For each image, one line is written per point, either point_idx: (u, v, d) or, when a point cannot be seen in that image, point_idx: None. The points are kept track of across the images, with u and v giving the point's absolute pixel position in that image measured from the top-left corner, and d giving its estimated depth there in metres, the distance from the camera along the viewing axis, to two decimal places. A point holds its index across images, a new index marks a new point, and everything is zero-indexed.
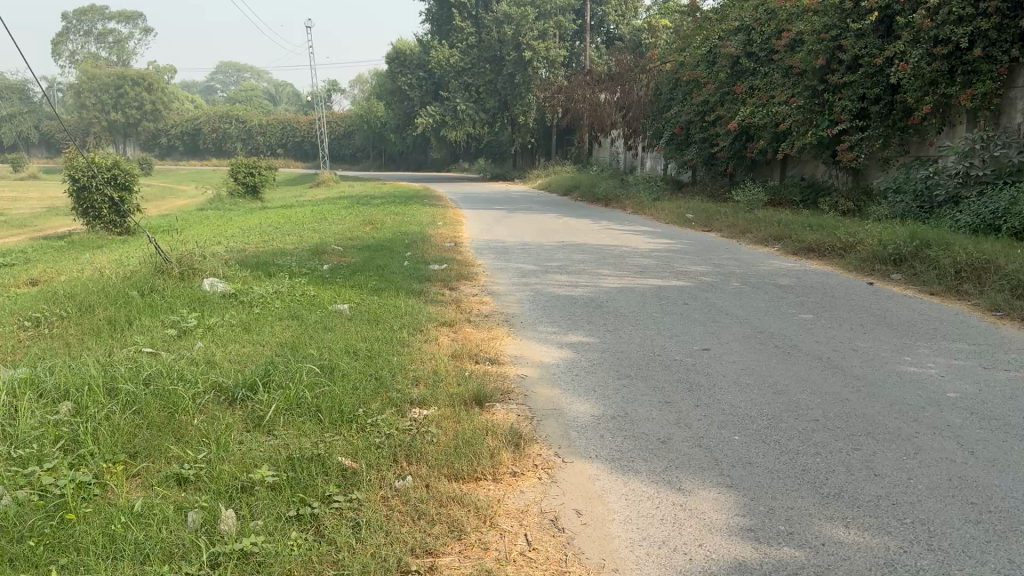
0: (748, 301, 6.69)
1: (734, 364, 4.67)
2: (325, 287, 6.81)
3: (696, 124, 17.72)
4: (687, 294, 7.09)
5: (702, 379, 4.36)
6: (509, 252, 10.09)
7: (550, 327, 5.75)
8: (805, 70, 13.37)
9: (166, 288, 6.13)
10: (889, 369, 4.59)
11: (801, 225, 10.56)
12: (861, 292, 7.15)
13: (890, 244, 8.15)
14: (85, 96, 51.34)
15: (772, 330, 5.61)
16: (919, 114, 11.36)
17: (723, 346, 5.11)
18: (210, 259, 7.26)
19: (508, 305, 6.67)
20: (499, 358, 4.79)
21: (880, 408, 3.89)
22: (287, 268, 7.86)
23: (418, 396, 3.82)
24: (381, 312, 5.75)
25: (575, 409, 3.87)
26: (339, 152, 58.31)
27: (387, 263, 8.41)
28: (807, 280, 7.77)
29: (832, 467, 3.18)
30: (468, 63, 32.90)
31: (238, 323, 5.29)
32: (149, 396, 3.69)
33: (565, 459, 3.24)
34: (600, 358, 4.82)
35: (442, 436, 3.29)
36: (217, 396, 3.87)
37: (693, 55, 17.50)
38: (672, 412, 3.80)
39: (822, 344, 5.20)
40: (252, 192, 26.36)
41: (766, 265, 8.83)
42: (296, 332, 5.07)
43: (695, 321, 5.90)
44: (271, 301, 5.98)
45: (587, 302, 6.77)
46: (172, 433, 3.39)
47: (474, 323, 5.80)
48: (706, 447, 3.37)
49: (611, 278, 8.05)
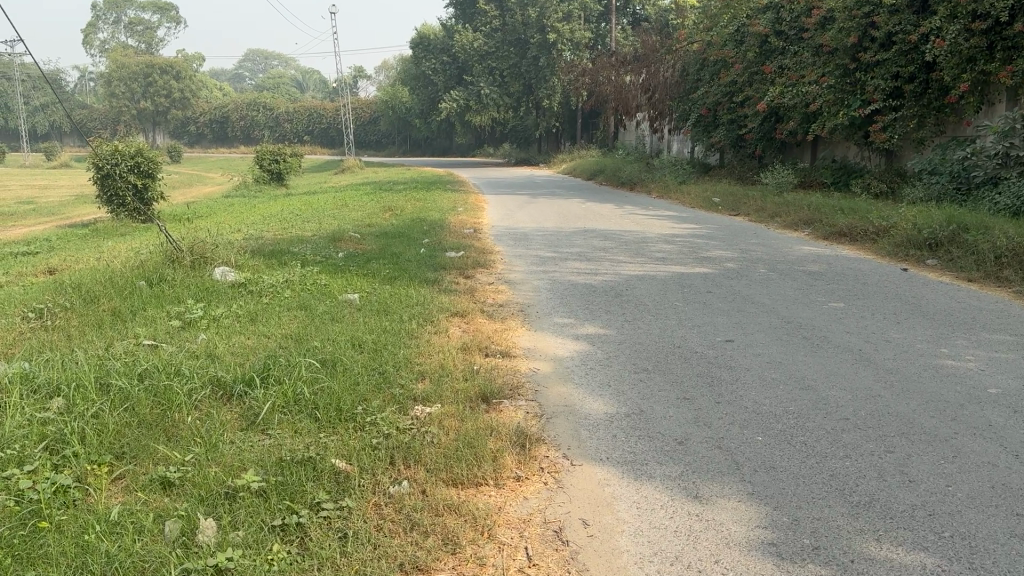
0: (775, 289, 6.41)
1: (759, 357, 4.43)
2: (338, 276, 6.64)
3: (723, 105, 17.35)
4: (711, 281, 6.83)
5: (724, 374, 4.12)
6: (530, 238, 9.87)
7: (566, 317, 5.55)
8: (836, 48, 12.97)
9: (175, 277, 6.00)
10: (925, 363, 4.32)
11: (832, 209, 10.23)
12: (894, 279, 6.86)
13: (925, 228, 7.83)
14: (115, 85, 51.81)
15: (800, 319, 5.34)
16: (956, 92, 10.96)
17: (746, 337, 4.87)
18: (222, 248, 7.12)
19: (525, 293, 6.47)
20: (511, 352, 4.60)
21: (914, 406, 3.64)
22: (302, 257, 7.72)
23: (422, 393, 3.64)
24: (392, 302, 5.58)
25: (588, 407, 3.66)
26: (365, 138, 58.31)
27: (403, 251, 8.24)
28: (838, 266, 7.48)
29: (862, 473, 2.95)
30: (493, 46, 32.60)
31: (244, 314, 5.14)
32: (142, 393, 3.53)
33: (573, 461, 3.04)
34: (617, 351, 4.61)
35: (443, 437, 3.11)
36: (214, 391, 3.71)
37: (720, 34, 17.09)
38: (691, 409, 3.58)
39: (853, 335, 4.94)
40: (277, 178, 26.32)
41: (794, 251, 8.54)
42: (302, 323, 4.92)
43: (718, 310, 5.65)
44: (281, 291, 5.83)
45: (606, 290, 6.55)
46: (162, 433, 3.23)
47: (487, 313, 5.62)
48: (726, 450, 3.14)
49: (633, 266, 7.80)
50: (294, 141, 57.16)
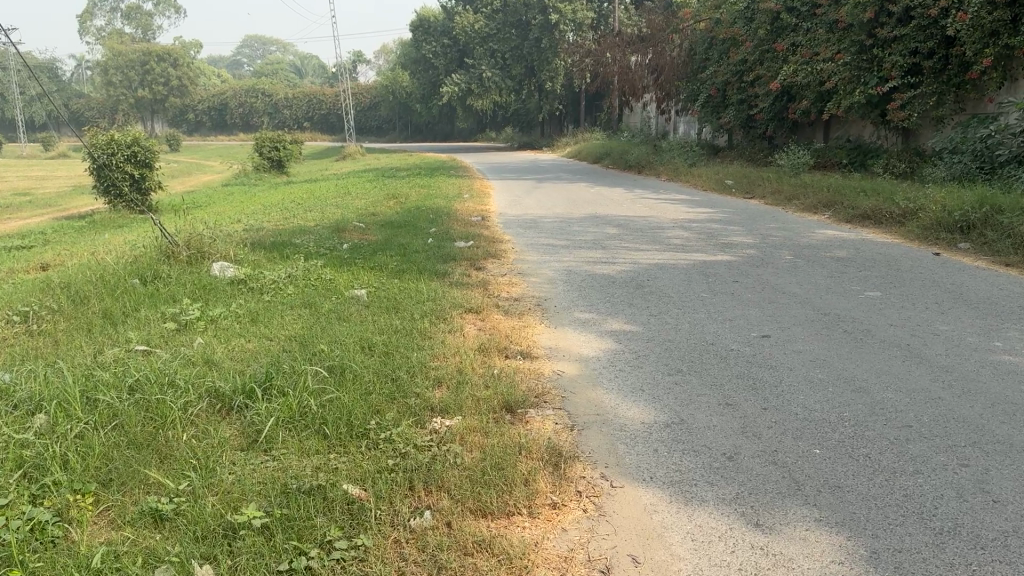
0: (805, 277, 6.06)
1: (801, 354, 4.09)
2: (343, 270, 6.32)
3: (733, 85, 16.94)
4: (736, 269, 6.49)
5: (765, 375, 3.79)
6: (539, 226, 9.53)
7: (587, 312, 5.22)
8: (851, 23, 12.55)
9: (171, 274, 5.68)
10: (982, 359, 3.98)
11: (853, 191, 9.86)
12: (928, 264, 6.50)
13: (956, 210, 7.46)
14: (112, 74, 51.33)
15: (838, 311, 5.00)
16: (978, 68, 10.57)
17: (784, 331, 4.53)
18: (221, 241, 6.79)
19: (540, 286, 6.14)
20: (532, 352, 4.28)
21: (981, 409, 3.30)
22: (304, 249, 7.39)
23: (440, 402, 3.32)
24: (402, 298, 5.27)
25: (623, 415, 3.34)
26: (365, 124, 57.74)
27: (410, 241, 7.92)
28: (867, 252, 7.13)
29: (939, 491, 2.62)
30: (494, 28, 32.13)
31: (244, 313, 4.81)
32: (134, 410, 3.23)
33: (613, 483, 2.72)
34: (646, 350, 4.27)
35: (467, 457, 2.80)
36: (212, 404, 3.40)
37: (729, 11, 16.64)
38: (736, 418, 3.26)
39: (897, 328, 4.59)
40: (277, 166, 25.94)
41: (817, 235, 8.18)
42: (307, 324, 4.61)
43: (748, 302, 5.31)
44: (284, 287, 5.52)
45: (626, 281, 6.21)
46: (154, 455, 2.92)
47: (502, 308, 5.29)
48: (782, 466, 2.82)
49: (650, 254, 7.46)
50: (294, 128, 56.59)
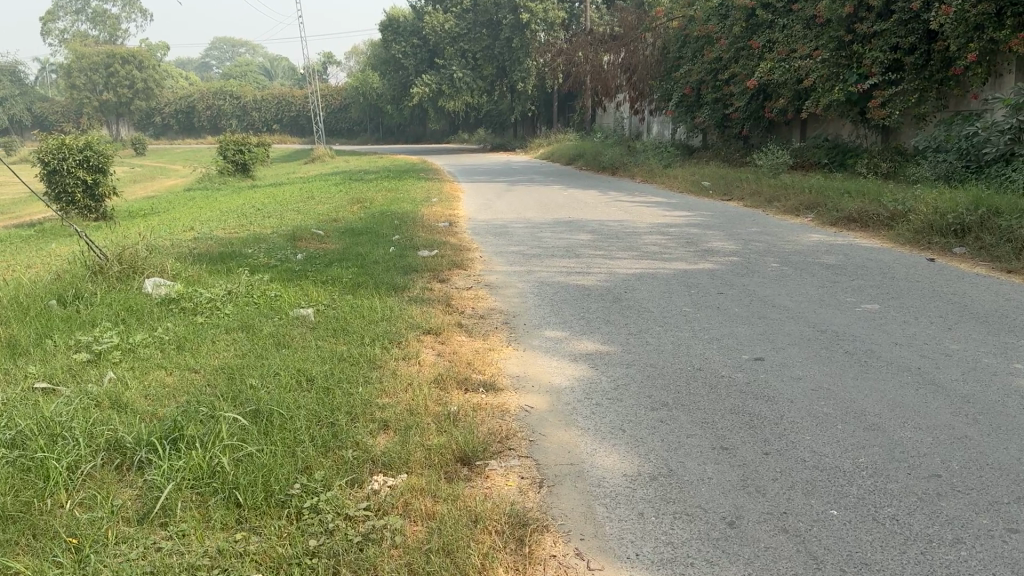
0: (794, 288, 5.59)
1: (801, 383, 3.59)
2: (292, 284, 5.77)
3: (707, 84, 16.56)
4: (719, 279, 6.02)
5: (762, 409, 3.28)
6: (510, 232, 9.01)
7: (559, 331, 4.69)
8: (829, 19, 12.19)
9: (96, 294, 5.10)
10: (1005, 385, 3.51)
11: (837, 191, 9.45)
12: (924, 271, 6.06)
13: (949, 212, 7.04)
14: (75, 76, 50.14)
15: (835, 328, 4.52)
16: (962, 63, 10.21)
17: (780, 354, 4.04)
18: (158, 254, 6.19)
19: (509, 300, 5.62)
20: (496, 381, 3.73)
21: (1019, 452, 2.82)
22: (252, 261, 6.82)
23: (382, 454, 2.77)
24: (352, 318, 4.73)
25: (600, 465, 2.82)
26: (335, 126, 56.94)
27: (369, 250, 7.36)
28: (857, 257, 6.69)
29: (991, 569, 2.12)
30: (464, 28, 31.60)
31: (171, 341, 4.25)
32: (9, 474, 2.66)
33: (591, 563, 2.20)
34: (626, 378, 3.75)
35: (410, 535, 2.26)
36: (110, 461, 2.85)
37: (703, 8, 16.25)
38: (735, 467, 2.75)
39: (904, 348, 4.11)
40: (242, 169, 25.19)
41: (802, 240, 7.74)
42: (239, 354, 4.05)
43: (737, 317, 4.81)
44: (221, 307, 4.96)
45: (602, 294, 5.69)
46: (22, 531, 2.36)
47: (465, 327, 4.75)
48: (794, 535, 2.32)
49: (626, 263, 6.96)
50: (262, 130, 55.62)
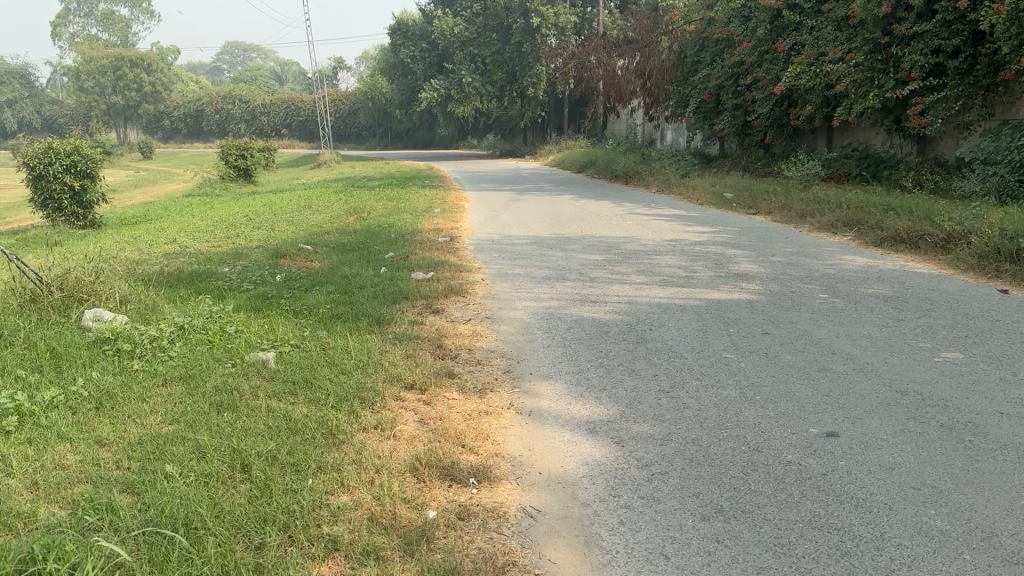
0: (850, 327, 4.72)
1: (897, 478, 2.70)
2: (259, 315, 4.93)
3: (727, 89, 15.69)
4: (760, 313, 5.15)
5: (853, 524, 2.40)
6: (517, 250, 8.15)
7: (572, 384, 3.82)
8: (863, 19, 11.25)
9: (20, 332, 4.28)
10: None
11: (878, 207, 8.56)
12: (999, 306, 5.19)
13: (1019, 235, 6.15)
14: (83, 79, 49.59)
15: (917, 387, 3.63)
16: (1014, 67, 9.29)
17: (858, 428, 3.15)
18: (110, 275, 5.35)
19: (512, 338, 4.75)
20: (491, 467, 2.85)
21: None
22: (221, 284, 5.98)
23: None
24: (320, 365, 3.86)
25: None
26: (343, 131, 56.30)
27: (357, 272, 6.51)
28: (916, 287, 5.81)
29: None
30: (474, 32, 30.66)
31: (89, 399, 3.41)
32: None
33: None
34: (662, 464, 2.86)
35: None
36: None
37: (724, 10, 15.36)
38: None
39: (1013, 419, 3.22)
40: (245, 175, 24.39)
41: (845, 263, 6.85)
42: (166, 419, 3.20)
43: (791, 369, 3.92)
44: (165, 349, 4.12)
45: (624, 332, 4.82)
46: None
47: (457, 377, 3.89)
48: None
49: (648, 290, 6.08)
50: (271, 135, 54.94)
